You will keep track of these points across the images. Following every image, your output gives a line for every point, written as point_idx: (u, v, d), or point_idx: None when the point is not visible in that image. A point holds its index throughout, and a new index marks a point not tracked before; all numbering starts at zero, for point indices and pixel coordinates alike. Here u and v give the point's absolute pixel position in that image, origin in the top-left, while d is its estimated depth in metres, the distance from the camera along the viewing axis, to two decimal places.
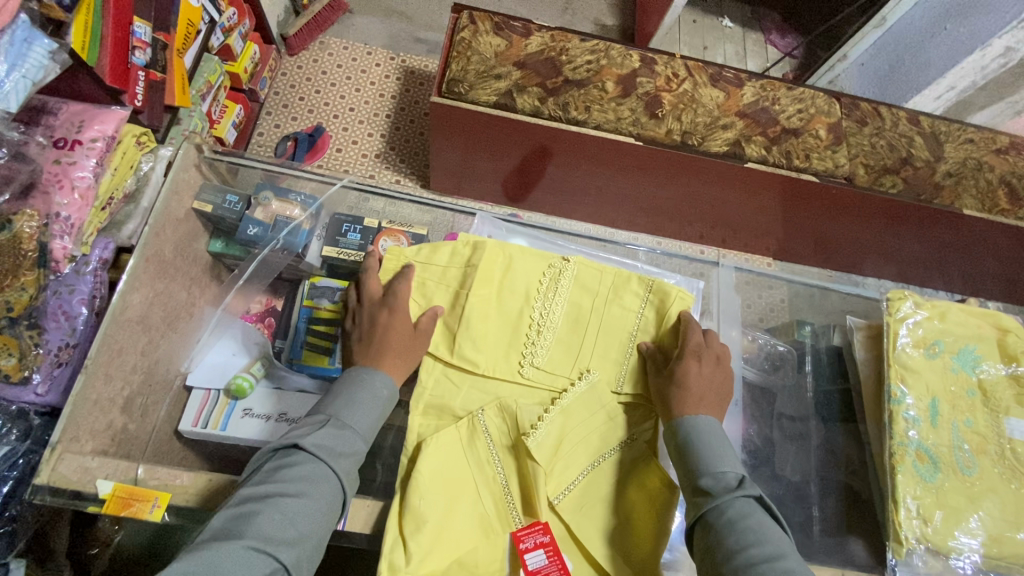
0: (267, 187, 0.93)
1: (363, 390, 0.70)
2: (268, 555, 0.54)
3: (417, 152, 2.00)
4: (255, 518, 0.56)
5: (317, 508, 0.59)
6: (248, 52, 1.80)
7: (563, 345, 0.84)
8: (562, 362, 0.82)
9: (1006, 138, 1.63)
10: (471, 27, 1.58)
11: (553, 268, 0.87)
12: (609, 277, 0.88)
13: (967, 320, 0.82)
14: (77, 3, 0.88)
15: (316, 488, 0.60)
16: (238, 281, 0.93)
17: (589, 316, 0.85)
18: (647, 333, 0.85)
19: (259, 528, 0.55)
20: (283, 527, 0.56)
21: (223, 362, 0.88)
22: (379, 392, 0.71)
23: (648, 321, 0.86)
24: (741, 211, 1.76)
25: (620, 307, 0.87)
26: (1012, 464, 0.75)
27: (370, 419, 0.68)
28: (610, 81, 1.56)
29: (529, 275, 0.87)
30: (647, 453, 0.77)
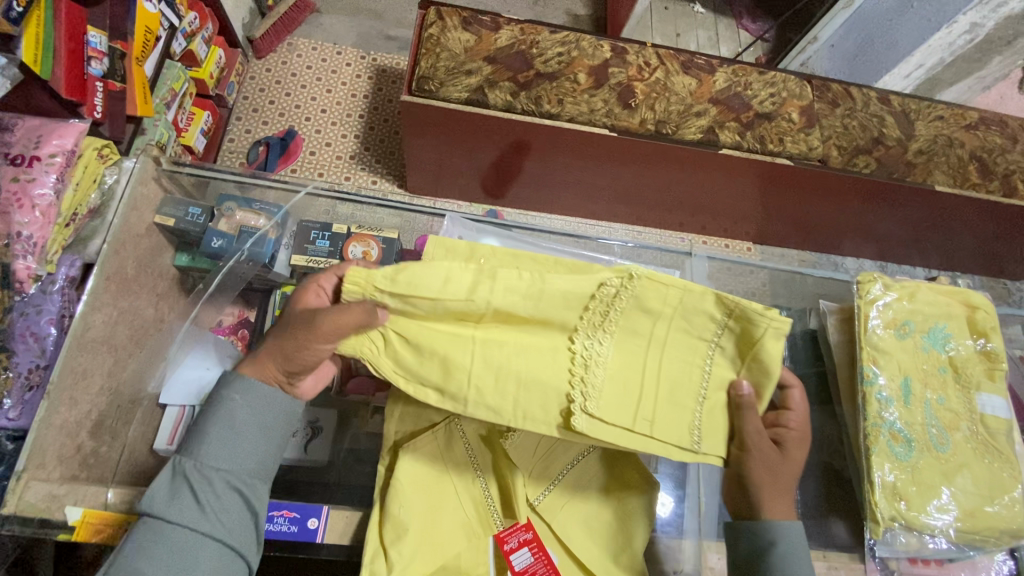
0: (230, 198, 0.91)
1: (215, 420, 0.64)
2: None
3: (392, 152, 1.97)
4: None
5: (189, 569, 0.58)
6: (213, 57, 1.77)
7: (620, 384, 0.69)
8: (619, 411, 0.68)
9: (974, 114, 1.65)
10: (439, 22, 1.56)
11: (604, 291, 0.69)
12: (675, 295, 0.69)
13: (937, 299, 0.82)
14: (25, 15, 0.85)
15: (177, 557, 0.58)
16: (204, 294, 0.91)
17: (648, 349, 0.70)
18: (723, 365, 0.70)
19: None
20: None
21: (196, 376, 0.85)
22: (233, 404, 0.65)
23: (725, 352, 0.70)
24: (720, 197, 1.77)
25: (687, 332, 0.70)
26: (983, 439, 0.76)
27: (230, 448, 0.63)
28: (582, 73, 1.55)
29: (571, 300, 0.69)
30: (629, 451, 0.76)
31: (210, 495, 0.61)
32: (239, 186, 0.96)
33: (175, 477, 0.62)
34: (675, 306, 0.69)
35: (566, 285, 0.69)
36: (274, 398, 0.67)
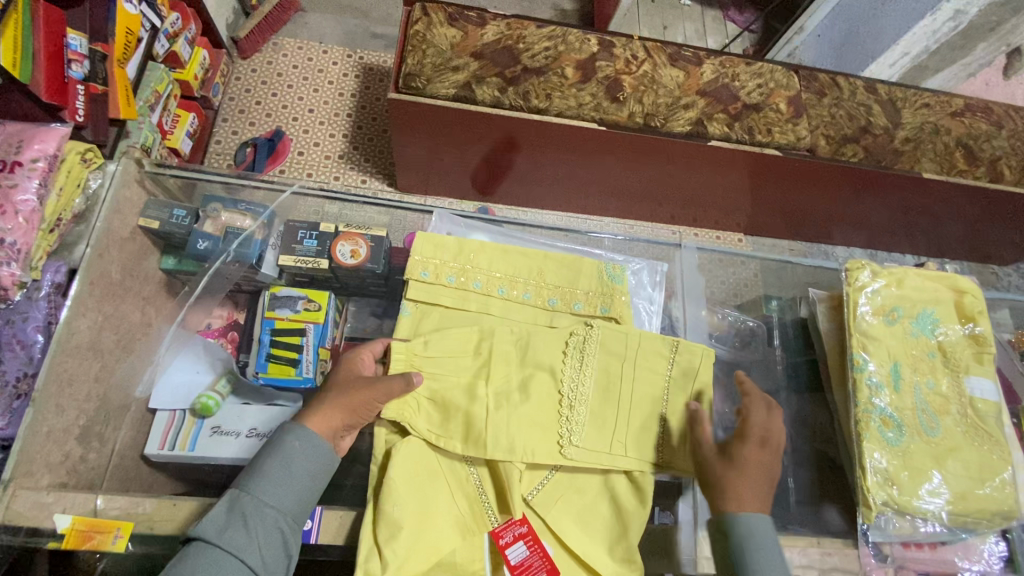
0: (216, 199, 0.90)
1: (277, 457, 0.63)
2: None
3: (382, 150, 1.96)
4: None
5: None
6: (197, 58, 1.75)
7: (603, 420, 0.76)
8: (602, 440, 0.75)
9: (959, 101, 1.67)
10: (424, 19, 1.55)
11: (575, 338, 0.81)
12: (634, 338, 0.82)
13: (925, 285, 0.83)
14: None
15: None
16: (192, 298, 0.92)
17: (621, 384, 0.79)
18: (688, 395, 0.79)
19: None
20: None
21: (186, 380, 0.88)
22: (293, 447, 0.64)
23: (685, 382, 0.80)
24: (710, 188, 1.77)
25: (652, 369, 0.80)
26: (973, 422, 0.77)
27: (285, 487, 0.62)
28: (569, 67, 1.54)
29: (550, 349, 0.81)
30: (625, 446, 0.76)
31: (259, 532, 0.59)
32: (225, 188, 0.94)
33: (227, 509, 0.60)
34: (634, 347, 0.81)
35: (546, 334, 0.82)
36: (328, 447, 0.66)
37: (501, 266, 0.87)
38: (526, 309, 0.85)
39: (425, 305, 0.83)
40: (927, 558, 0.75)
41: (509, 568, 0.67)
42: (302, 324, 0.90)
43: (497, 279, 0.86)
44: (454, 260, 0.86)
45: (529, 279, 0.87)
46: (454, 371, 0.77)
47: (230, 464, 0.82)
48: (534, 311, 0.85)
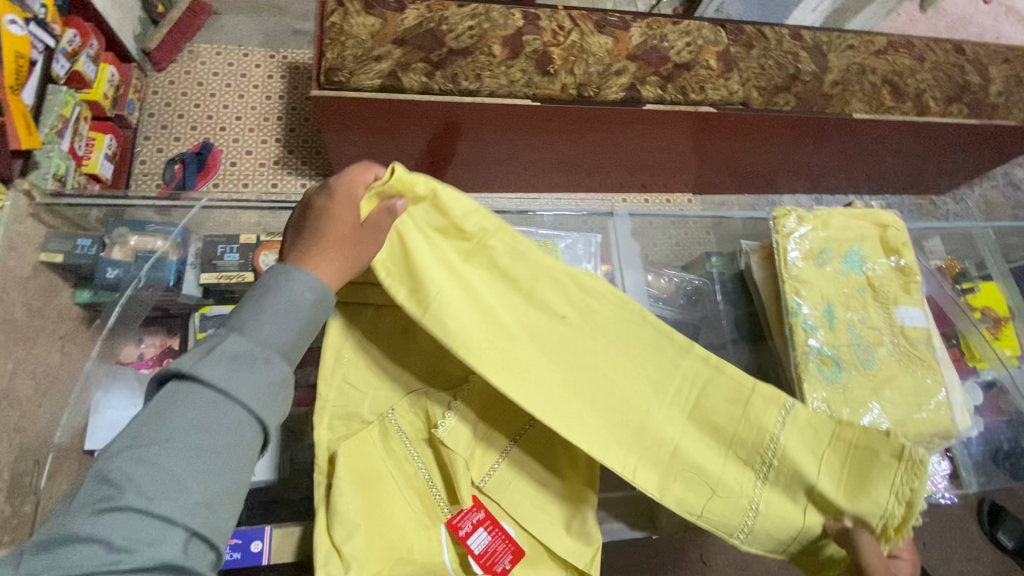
0: (120, 222, 0.86)
1: (275, 291, 0.53)
2: (148, 517, 0.43)
3: (318, 151, 1.90)
4: (125, 475, 0.44)
5: (215, 453, 0.46)
6: (104, 76, 1.65)
7: (618, 395, 0.71)
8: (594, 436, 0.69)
9: (882, 39, 1.70)
10: (340, 9, 1.47)
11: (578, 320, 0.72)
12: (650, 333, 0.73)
13: (849, 224, 0.84)
14: None
15: (202, 429, 0.46)
16: (105, 327, 0.84)
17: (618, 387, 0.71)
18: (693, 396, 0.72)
19: (135, 487, 0.43)
20: (163, 481, 0.44)
21: (126, 417, 0.77)
22: (294, 290, 0.54)
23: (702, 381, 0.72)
24: (655, 152, 1.77)
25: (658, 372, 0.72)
26: (907, 351, 0.79)
27: (282, 325, 0.53)
28: (496, 44, 1.50)
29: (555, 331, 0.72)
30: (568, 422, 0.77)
31: (252, 368, 0.49)
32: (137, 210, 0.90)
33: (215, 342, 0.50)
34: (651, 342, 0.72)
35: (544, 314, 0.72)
36: (320, 284, 0.56)
37: None
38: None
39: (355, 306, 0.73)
40: None
41: (474, 557, 0.67)
42: None
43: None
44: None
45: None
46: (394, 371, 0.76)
47: None
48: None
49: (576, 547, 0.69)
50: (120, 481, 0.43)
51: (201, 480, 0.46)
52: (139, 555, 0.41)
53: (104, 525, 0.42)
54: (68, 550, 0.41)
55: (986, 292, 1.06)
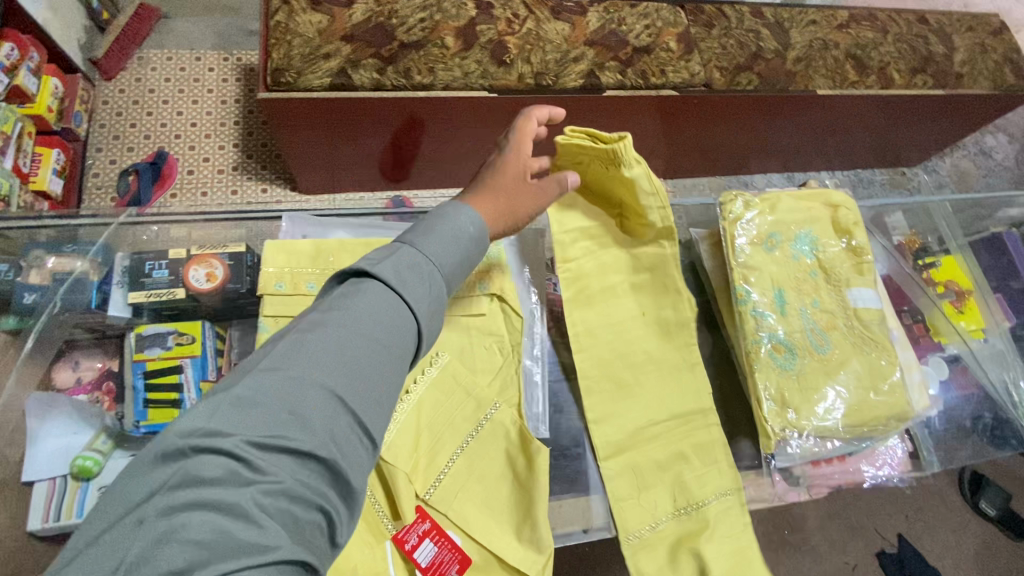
0: (37, 246, 0.84)
1: (446, 225, 0.59)
2: (332, 402, 0.45)
3: (278, 154, 1.85)
4: (310, 356, 0.46)
5: (387, 357, 0.49)
6: (46, 88, 1.59)
7: (630, 388, 0.79)
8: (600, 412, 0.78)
9: (844, 12, 1.67)
10: (284, 7, 1.42)
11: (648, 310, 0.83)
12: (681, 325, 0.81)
13: (798, 206, 0.82)
14: None
15: (380, 332, 0.49)
16: (24, 349, 0.78)
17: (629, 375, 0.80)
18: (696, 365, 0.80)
19: (321, 369, 0.45)
20: (344, 371, 0.47)
21: (63, 444, 0.79)
22: (467, 228, 0.60)
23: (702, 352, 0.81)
24: (621, 138, 1.74)
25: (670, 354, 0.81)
26: (861, 333, 0.78)
27: (451, 257, 0.57)
28: (449, 36, 1.46)
29: (617, 322, 0.83)
30: (509, 429, 0.74)
31: (424, 290, 0.53)
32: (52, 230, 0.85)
33: (397, 255, 0.54)
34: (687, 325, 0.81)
35: (612, 308, 0.83)
36: (481, 225, 0.62)
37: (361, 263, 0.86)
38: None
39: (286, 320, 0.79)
40: (837, 471, 0.78)
41: (422, 570, 0.67)
42: (176, 362, 0.84)
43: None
44: (313, 265, 0.83)
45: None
46: None
47: None
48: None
49: (528, 556, 0.68)
50: (305, 358, 0.45)
51: (374, 380, 0.48)
52: (318, 443, 0.43)
53: (294, 395, 0.44)
54: (259, 407, 0.42)
55: (948, 266, 1.04)
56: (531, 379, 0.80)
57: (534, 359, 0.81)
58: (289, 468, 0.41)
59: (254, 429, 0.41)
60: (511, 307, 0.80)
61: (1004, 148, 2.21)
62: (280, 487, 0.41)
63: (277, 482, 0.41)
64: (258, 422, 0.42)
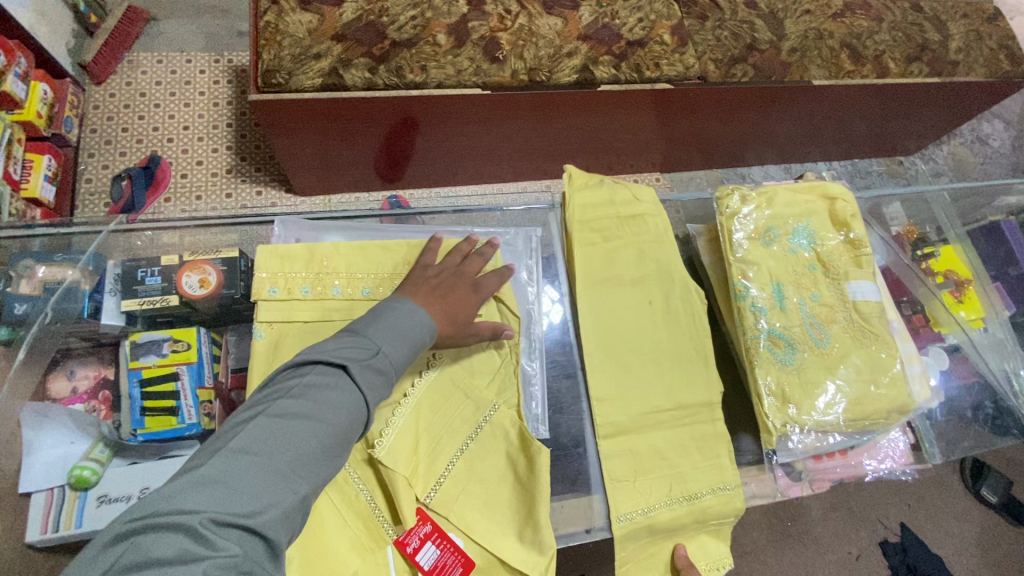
0: (25, 255, 0.83)
1: (401, 319, 0.65)
2: (288, 484, 0.52)
3: (272, 156, 1.84)
4: (274, 444, 0.53)
5: (337, 445, 0.56)
6: (35, 94, 1.57)
7: (637, 374, 0.77)
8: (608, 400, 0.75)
9: (839, 1, 1.66)
10: (273, 7, 1.40)
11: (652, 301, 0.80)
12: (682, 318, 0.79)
13: (795, 199, 0.82)
14: None
15: (334, 422, 0.56)
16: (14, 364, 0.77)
17: (636, 362, 0.77)
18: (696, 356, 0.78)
19: (280, 456, 0.52)
20: (299, 457, 0.54)
21: (59, 453, 0.79)
22: (421, 330, 0.66)
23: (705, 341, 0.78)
24: (617, 132, 1.72)
25: (672, 348, 0.78)
26: (861, 326, 0.77)
27: (404, 352, 0.64)
28: (440, 33, 1.44)
29: (625, 310, 0.79)
30: (509, 432, 0.73)
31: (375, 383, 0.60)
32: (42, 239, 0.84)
33: (358, 350, 0.61)
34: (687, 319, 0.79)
35: (617, 294, 0.80)
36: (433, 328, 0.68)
37: (359, 265, 0.85)
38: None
39: (281, 325, 0.80)
40: (839, 465, 0.77)
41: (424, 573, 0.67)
42: (172, 368, 0.83)
43: (359, 279, 0.84)
44: (306, 271, 0.83)
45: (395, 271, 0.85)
46: None
47: None
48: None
49: (530, 557, 0.68)
50: (269, 446, 0.53)
51: (323, 466, 0.55)
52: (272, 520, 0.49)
53: (257, 475, 0.51)
54: (225, 485, 0.49)
55: (947, 256, 1.04)
56: (529, 379, 0.79)
57: (531, 355, 0.80)
58: (241, 542, 0.47)
59: (217, 506, 0.48)
60: (507, 307, 0.79)
61: (1000, 135, 2.20)
62: (233, 560, 0.46)
63: (229, 556, 0.46)
64: (224, 499, 0.48)
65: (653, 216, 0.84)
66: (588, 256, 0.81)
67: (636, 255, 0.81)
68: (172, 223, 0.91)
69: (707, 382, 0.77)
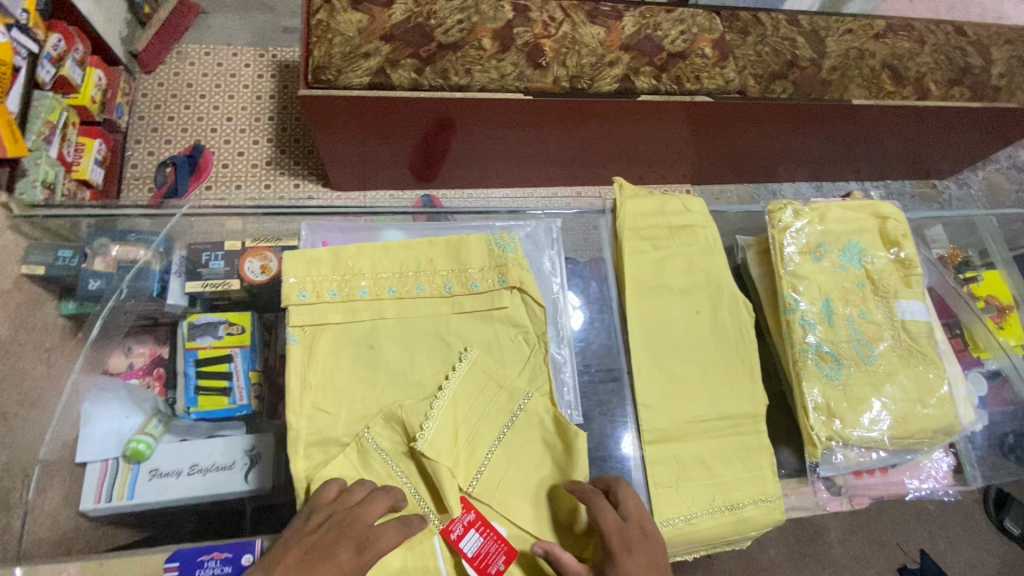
0: (101, 233, 0.85)
1: None
2: None
3: (311, 151, 1.88)
4: None
5: None
6: (90, 79, 1.62)
7: (682, 383, 0.78)
8: (654, 408, 0.76)
9: (882, 22, 1.66)
10: (326, 5, 1.44)
11: (696, 312, 0.81)
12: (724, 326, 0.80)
13: (847, 216, 0.83)
14: None
15: None
16: (89, 339, 0.84)
17: (680, 370, 0.78)
18: (739, 366, 0.79)
19: None
20: None
21: (114, 426, 0.81)
22: None
23: (747, 350, 0.80)
24: (651, 143, 1.73)
25: (717, 358, 0.79)
26: (909, 346, 0.78)
27: None
28: (486, 38, 1.47)
29: (673, 316, 0.81)
30: (544, 419, 0.75)
31: None
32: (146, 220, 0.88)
33: None
34: (727, 328, 0.80)
35: (661, 302, 0.81)
36: None
37: (385, 265, 0.79)
38: (423, 303, 0.78)
39: (314, 327, 0.75)
40: (879, 482, 0.78)
41: (467, 560, 0.66)
42: (227, 350, 0.86)
43: (385, 278, 0.78)
44: (333, 272, 0.77)
45: (419, 269, 0.79)
46: (381, 384, 0.74)
47: (185, 501, 0.79)
48: (432, 301, 0.79)
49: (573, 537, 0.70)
50: None
51: None
52: None
53: None
54: None
55: (988, 281, 1.04)
56: (559, 367, 0.80)
57: (559, 343, 0.82)
58: None
59: None
60: (532, 297, 0.79)
61: None
62: None
63: None
64: None
65: (702, 227, 0.85)
66: (638, 263, 0.82)
67: (686, 264, 0.83)
68: (237, 210, 0.90)
69: (751, 393, 0.78)
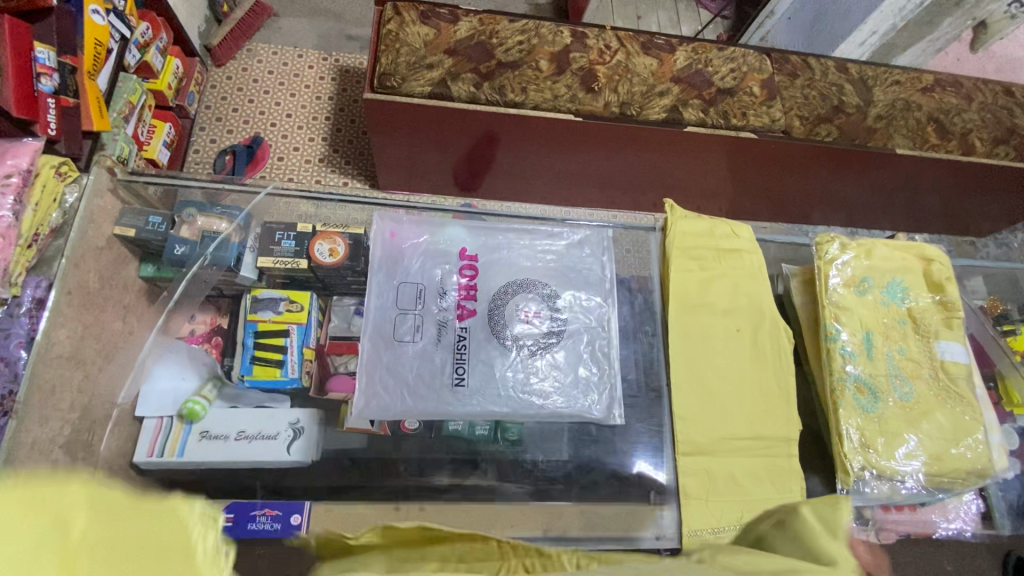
0: (190, 204, 0.93)
1: None
2: None
3: (362, 152, 1.97)
4: None
5: None
6: (169, 67, 1.72)
7: (720, 399, 0.80)
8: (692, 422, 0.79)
9: (930, 76, 1.69)
10: (397, 18, 1.52)
11: (742, 334, 0.84)
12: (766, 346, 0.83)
13: (892, 255, 0.86)
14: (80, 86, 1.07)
15: None
16: (171, 301, 0.90)
17: (718, 388, 0.81)
18: (777, 392, 0.81)
19: None
20: None
21: (172, 386, 0.85)
22: None
23: (786, 374, 0.82)
24: (690, 175, 1.76)
25: (757, 379, 0.82)
26: (946, 385, 0.79)
27: None
28: (543, 60, 1.54)
29: (719, 336, 0.84)
30: None
31: None
32: (208, 195, 0.95)
33: None
34: (767, 352, 0.83)
35: (705, 323, 0.84)
36: None
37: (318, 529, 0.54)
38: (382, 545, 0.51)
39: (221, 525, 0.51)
40: (908, 519, 0.79)
41: None
42: (285, 326, 0.91)
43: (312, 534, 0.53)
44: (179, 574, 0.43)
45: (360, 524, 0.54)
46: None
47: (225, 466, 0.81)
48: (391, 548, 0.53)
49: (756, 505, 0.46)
50: None
51: None
52: None
53: None
54: None
55: None
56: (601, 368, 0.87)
57: (606, 346, 0.89)
58: None
59: None
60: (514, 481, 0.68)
61: None
62: None
63: None
64: None
65: (749, 253, 0.89)
66: (683, 281, 0.86)
67: (731, 287, 0.86)
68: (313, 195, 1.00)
69: (787, 419, 0.80)
